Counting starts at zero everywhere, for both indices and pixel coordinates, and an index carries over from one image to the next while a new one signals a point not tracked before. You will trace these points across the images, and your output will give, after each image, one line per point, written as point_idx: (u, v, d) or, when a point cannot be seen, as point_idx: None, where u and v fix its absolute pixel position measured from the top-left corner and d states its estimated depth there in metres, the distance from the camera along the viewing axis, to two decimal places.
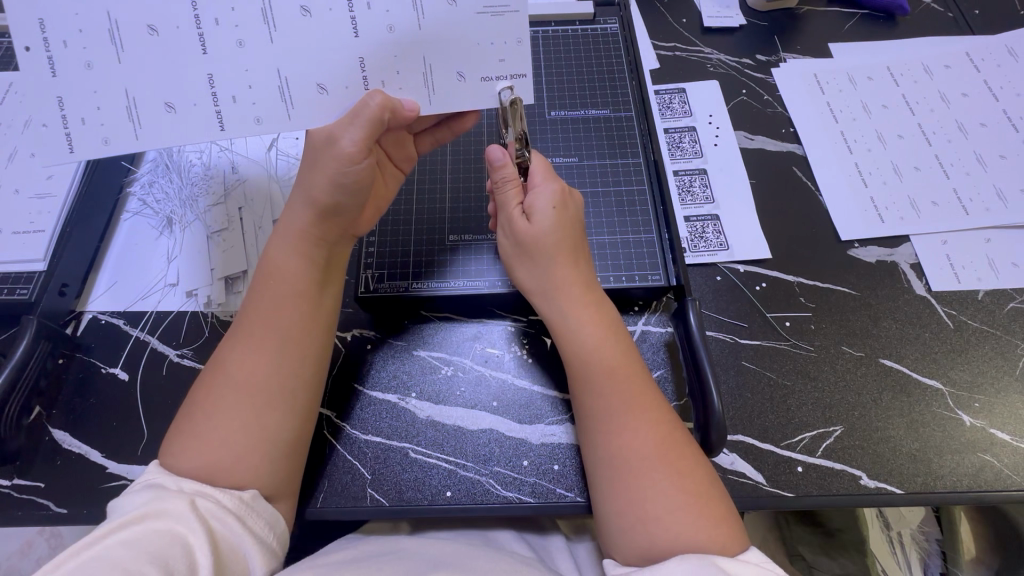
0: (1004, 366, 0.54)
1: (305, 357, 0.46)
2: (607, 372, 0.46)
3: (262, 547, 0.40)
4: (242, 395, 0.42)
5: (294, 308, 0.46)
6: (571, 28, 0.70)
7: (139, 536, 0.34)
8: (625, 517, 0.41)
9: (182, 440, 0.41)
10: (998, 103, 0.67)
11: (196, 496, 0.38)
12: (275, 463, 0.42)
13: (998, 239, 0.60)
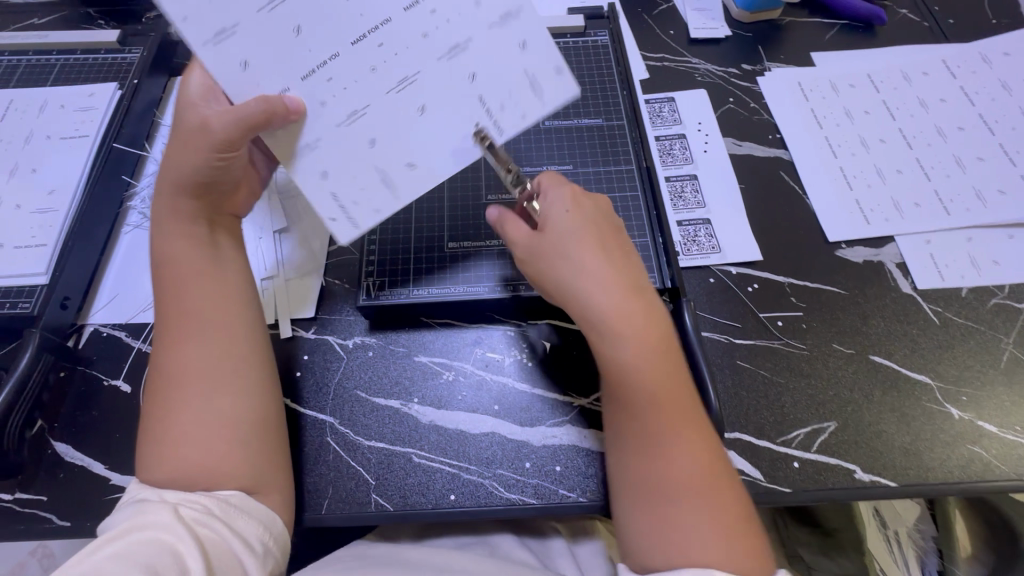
0: (988, 360, 0.56)
1: (240, 344, 0.46)
2: (650, 393, 0.43)
3: (261, 550, 0.41)
4: (181, 390, 0.43)
5: (199, 295, 0.46)
6: (561, 40, 0.72)
7: (131, 548, 0.35)
8: (658, 545, 0.41)
9: (148, 455, 0.42)
10: (975, 108, 0.69)
11: (186, 505, 0.39)
12: (248, 454, 0.43)
13: (979, 238, 0.62)
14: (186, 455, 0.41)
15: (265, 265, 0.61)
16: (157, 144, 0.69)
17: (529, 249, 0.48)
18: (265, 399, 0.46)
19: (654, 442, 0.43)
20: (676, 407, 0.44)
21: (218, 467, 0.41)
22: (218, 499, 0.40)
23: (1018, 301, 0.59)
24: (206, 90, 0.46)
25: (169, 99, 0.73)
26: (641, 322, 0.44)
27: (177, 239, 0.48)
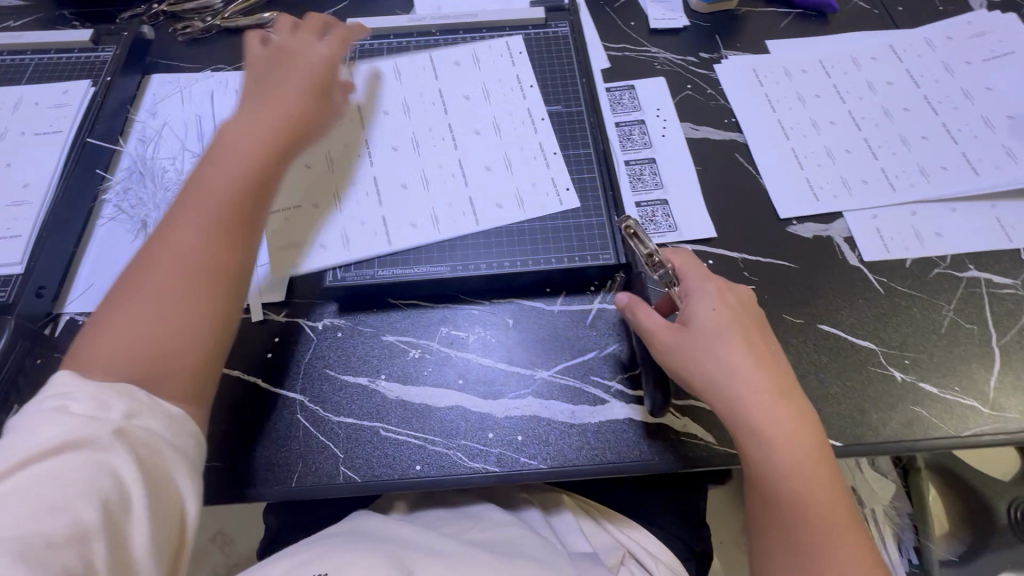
0: (930, 326, 0.59)
1: (211, 262, 0.45)
2: (799, 468, 0.44)
3: (170, 450, 0.39)
4: (149, 291, 0.43)
5: (190, 212, 0.47)
6: (524, 31, 0.75)
7: (60, 472, 0.34)
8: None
9: (96, 345, 0.42)
10: (920, 90, 0.73)
11: (45, 442, 0.35)
12: (190, 374, 0.43)
13: (923, 212, 0.65)
14: (135, 353, 0.42)
15: None
16: (131, 138, 0.71)
17: (663, 325, 0.50)
18: (227, 327, 0.46)
19: (810, 497, 0.44)
20: (826, 475, 0.45)
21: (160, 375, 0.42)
22: (104, 417, 0.37)
23: (958, 270, 0.62)
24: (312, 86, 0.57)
25: (142, 96, 0.75)
26: (796, 413, 0.46)
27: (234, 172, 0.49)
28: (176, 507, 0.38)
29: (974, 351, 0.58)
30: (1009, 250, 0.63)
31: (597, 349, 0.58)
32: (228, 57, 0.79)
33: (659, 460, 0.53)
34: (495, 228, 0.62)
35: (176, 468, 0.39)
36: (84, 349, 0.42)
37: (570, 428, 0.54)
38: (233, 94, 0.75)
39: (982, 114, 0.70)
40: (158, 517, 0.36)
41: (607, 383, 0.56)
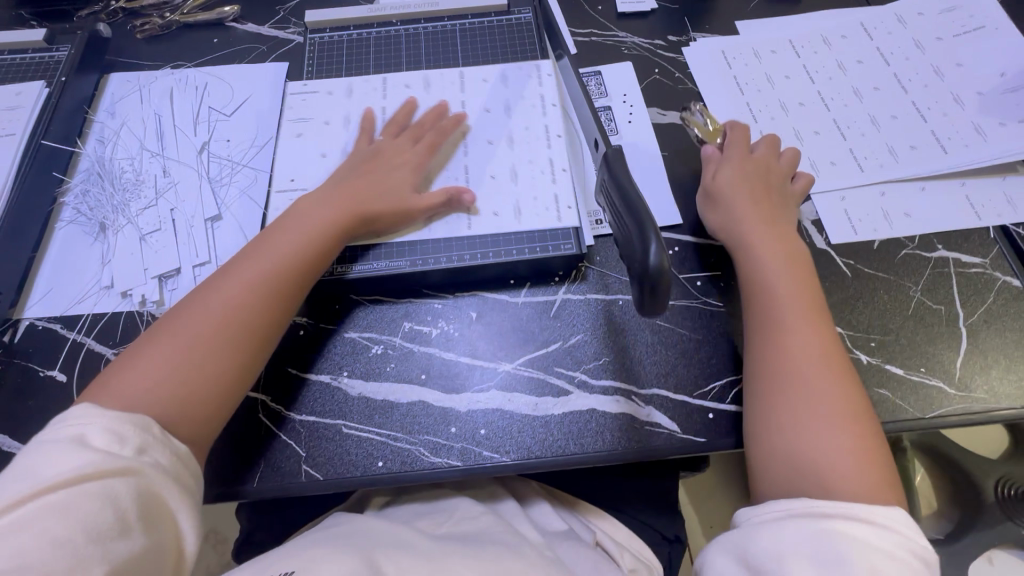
0: (897, 308, 0.58)
1: (256, 328, 0.51)
2: (808, 378, 0.49)
3: (175, 485, 0.42)
4: (192, 340, 0.48)
5: (253, 270, 0.52)
6: (487, 18, 0.75)
7: (70, 505, 0.37)
8: (803, 481, 0.45)
9: (125, 377, 0.46)
10: (890, 68, 0.71)
11: (60, 474, 0.38)
12: (197, 420, 0.46)
13: (892, 192, 0.64)
14: (152, 389, 0.45)
15: (196, 250, 0.62)
16: (90, 139, 0.70)
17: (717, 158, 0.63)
18: (243, 383, 0.50)
19: (822, 407, 0.48)
20: (846, 395, 0.48)
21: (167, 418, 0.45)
22: (118, 452, 0.40)
23: (927, 250, 0.61)
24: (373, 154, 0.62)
25: (101, 95, 0.73)
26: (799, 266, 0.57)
27: (289, 241, 0.55)
28: (172, 539, 0.41)
29: (941, 331, 0.57)
30: (978, 229, 0.62)
31: (561, 340, 0.58)
32: (187, 53, 0.77)
33: (623, 450, 0.53)
34: (456, 221, 0.61)
35: (177, 503, 0.42)
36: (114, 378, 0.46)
37: (534, 419, 0.54)
38: (192, 92, 0.73)
39: (952, 90, 0.69)
40: (153, 548, 0.40)
41: (571, 374, 0.56)
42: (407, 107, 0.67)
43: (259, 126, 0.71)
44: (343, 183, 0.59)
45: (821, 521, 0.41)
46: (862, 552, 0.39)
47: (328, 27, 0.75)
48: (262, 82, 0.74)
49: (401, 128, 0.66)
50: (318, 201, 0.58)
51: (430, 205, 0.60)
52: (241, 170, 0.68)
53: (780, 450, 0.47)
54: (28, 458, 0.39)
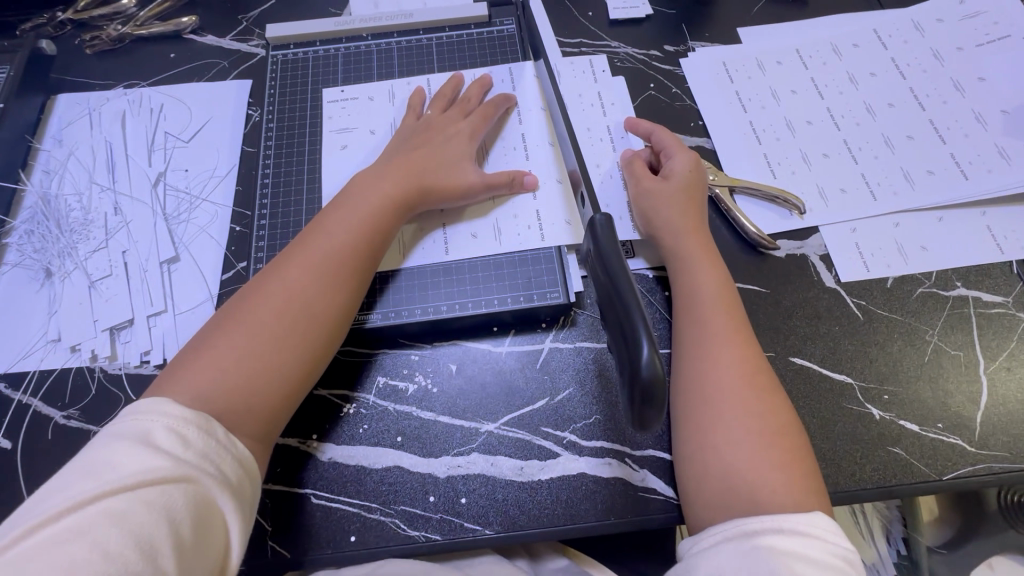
0: (912, 354, 0.54)
1: (319, 311, 0.48)
2: (727, 391, 0.46)
3: (231, 497, 0.40)
4: (252, 328, 0.46)
5: (313, 251, 0.50)
6: (465, 30, 0.69)
7: (121, 515, 0.35)
8: (732, 500, 0.42)
9: (185, 373, 0.44)
10: (906, 81, 0.66)
11: (124, 478, 0.36)
12: (268, 408, 0.45)
13: (907, 223, 0.59)
14: (221, 376, 0.44)
15: (151, 298, 0.57)
16: (35, 172, 0.64)
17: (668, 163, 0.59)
18: (314, 367, 0.48)
19: (743, 420, 0.45)
20: (762, 415, 0.45)
21: (236, 408, 0.43)
22: (181, 454, 0.38)
23: (945, 288, 0.56)
24: (429, 129, 0.60)
25: (47, 121, 0.67)
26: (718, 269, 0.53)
27: (348, 214, 0.53)
28: (217, 559, 0.38)
29: (960, 380, 0.53)
30: (1000, 264, 0.57)
31: (548, 396, 0.53)
32: (141, 70, 0.71)
33: (616, 520, 0.49)
34: (432, 264, 0.58)
35: (234, 516, 0.39)
36: (172, 377, 0.44)
37: (519, 487, 0.50)
38: (146, 116, 0.67)
39: (973, 108, 0.63)
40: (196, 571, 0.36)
41: (559, 435, 0.51)
42: (453, 81, 0.64)
43: (219, 153, 0.65)
44: (401, 157, 0.57)
45: (753, 542, 0.39)
46: (796, 567, 0.37)
47: (293, 42, 0.68)
48: (222, 103, 0.68)
49: (449, 102, 0.63)
50: (377, 175, 0.56)
51: (494, 183, 0.58)
52: (200, 205, 0.62)
53: (707, 470, 0.44)
54: (91, 457, 0.37)
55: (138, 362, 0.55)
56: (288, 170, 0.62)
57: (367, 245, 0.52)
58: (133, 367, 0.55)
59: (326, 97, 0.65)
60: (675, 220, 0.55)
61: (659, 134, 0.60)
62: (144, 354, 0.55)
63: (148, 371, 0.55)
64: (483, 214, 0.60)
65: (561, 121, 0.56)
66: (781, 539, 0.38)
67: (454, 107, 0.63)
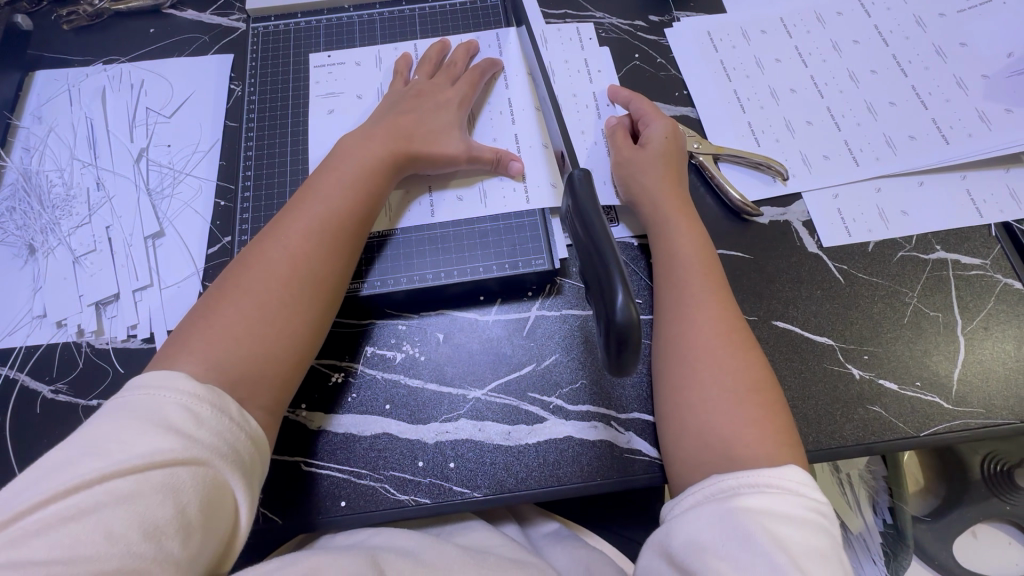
0: (892, 318, 0.55)
1: (318, 276, 0.49)
2: (707, 351, 0.47)
3: (240, 475, 0.41)
4: (255, 294, 0.47)
5: (307, 216, 0.51)
6: (448, 2, 0.68)
7: (128, 496, 0.36)
8: (709, 455, 0.43)
9: (192, 341, 0.45)
10: (888, 48, 0.66)
11: (132, 460, 0.37)
12: (276, 375, 0.46)
13: (889, 188, 0.60)
14: (231, 346, 0.45)
15: (136, 273, 0.57)
16: (15, 149, 0.64)
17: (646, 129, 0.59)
18: (318, 332, 0.49)
19: (720, 376, 0.46)
20: (742, 370, 0.46)
21: (248, 376, 0.45)
22: (189, 436, 0.39)
23: (925, 252, 0.57)
24: (416, 97, 0.60)
25: (26, 98, 0.66)
26: (697, 231, 0.53)
27: (342, 182, 0.53)
28: (229, 528, 0.41)
29: (937, 341, 0.54)
30: (979, 227, 0.58)
31: (535, 362, 0.54)
32: (120, 45, 0.69)
33: (602, 481, 0.50)
34: (418, 233, 0.58)
35: (241, 494, 0.41)
36: (177, 347, 0.45)
37: (506, 452, 0.50)
38: (126, 91, 0.66)
39: (954, 73, 0.64)
40: (207, 542, 0.39)
41: (546, 400, 0.52)
42: (439, 45, 0.64)
43: (202, 128, 0.64)
44: (388, 124, 0.57)
45: (731, 502, 0.38)
46: (773, 527, 0.36)
47: (274, 15, 0.68)
48: (203, 78, 0.67)
49: (435, 67, 0.63)
50: (361, 142, 0.56)
51: (480, 151, 0.58)
52: (184, 180, 0.62)
53: (686, 427, 0.45)
54: (99, 434, 0.39)
55: (125, 336, 0.55)
56: (270, 144, 0.61)
57: (361, 211, 0.53)
58: (121, 341, 0.55)
59: (313, 62, 0.65)
60: (652, 185, 0.55)
61: (638, 102, 0.61)
62: (131, 328, 0.55)
63: (136, 344, 0.55)
64: (470, 179, 0.60)
65: (546, 90, 0.56)
66: (758, 499, 0.38)
67: (440, 72, 0.63)
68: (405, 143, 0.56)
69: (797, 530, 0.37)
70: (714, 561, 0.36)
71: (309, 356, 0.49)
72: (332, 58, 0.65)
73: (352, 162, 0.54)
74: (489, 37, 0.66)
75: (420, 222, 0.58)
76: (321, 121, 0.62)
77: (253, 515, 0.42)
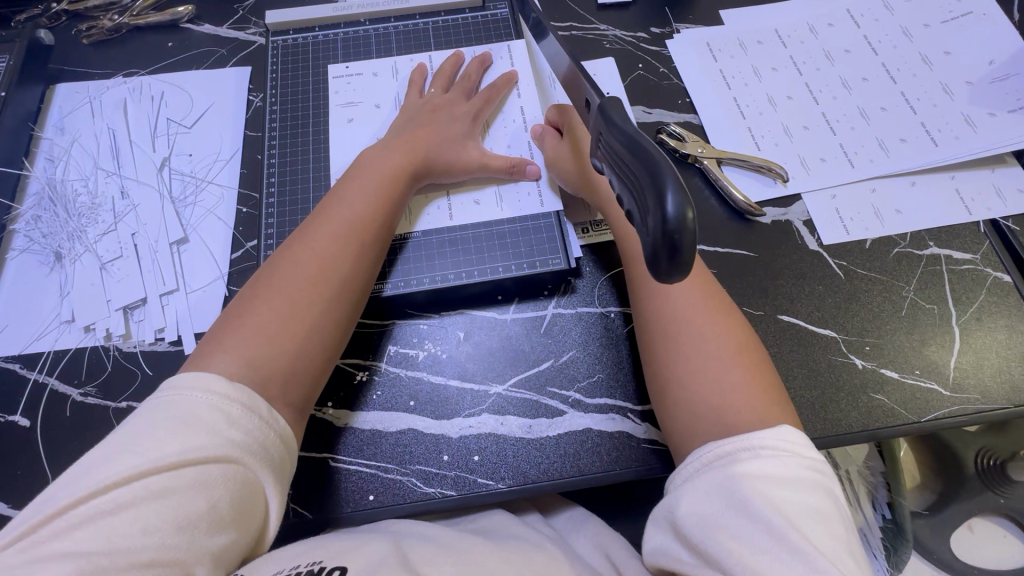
0: (890, 309, 0.58)
1: (346, 279, 0.51)
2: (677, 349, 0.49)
3: (270, 471, 0.43)
4: (287, 296, 0.49)
5: (335, 223, 0.53)
6: (460, 15, 0.71)
7: (159, 494, 0.38)
8: (687, 351, 0.47)
9: (226, 341, 0.46)
10: (878, 58, 0.70)
11: (164, 458, 0.39)
12: (307, 374, 0.48)
13: (883, 188, 0.63)
14: (266, 346, 0.47)
15: (163, 277, 0.59)
16: (39, 159, 0.65)
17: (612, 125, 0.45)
18: (344, 331, 0.51)
19: (688, 287, 0.50)
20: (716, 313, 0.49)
21: (281, 371, 0.47)
22: (222, 434, 0.41)
23: (919, 248, 0.60)
24: (433, 108, 0.63)
25: (48, 110, 0.68)
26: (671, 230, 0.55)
27: (366, 189, 0.55)
28: (260, 523, 0.42)
29: (933, 331, 0.57)
30: (968, 224, 0.61)
31: (553, 358, 0.56)
32: (140, 59, 0.71)
33: (620, 470, 0.52)
34: (437, 235, 0.60)
35: (271, 490, 0.43)
36: (212, 345, 0.46)
37: (527, 444, 0.52)
38: (147, 102, 0.68)
39: (940, 80, 0.67)
40: (239, 538, 0.41)
41: (564, 393, 0.54)
42: (453, 58, 0.67)
43: (223, 138, 0.66)
44: (408, 135, 0.60)
45: (731, 469, 0.39)
46: (774, 492, 0.37)
47: (291, 28, 0.70)
48: (223, 89, 0.69)
49: (450, 80, 0.66)
50: (383, 150, 0.58)
51: (498, 161, 0.60)
52: (206, 188, 0.63)
53: (657, 305, 0.50)
54: (135, 432, 0.40)
55: (153, 339, 0.56)
56: (292, 152, 0.63)
57: (384, 216, 0.55)
58: (149, 343, 0.56)
59: (331, 73, 0.67)
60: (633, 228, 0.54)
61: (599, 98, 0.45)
62: (159, 331, 0.57)
63: (164, 347, 0.56)
64: (485, 184, 0.62)
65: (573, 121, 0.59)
66: (758, 462, 0.39)
67: (454, 86, 0.65)
68: (425, 151, 0.59)
69: (791, 492, 0.37)
70: (723, 539, 0.37)
71: (337, 355, 0.51)
72: (350, 67, 0.68)
73: (373, 169, 0.57)
74: (500, 49, 0.69)
75: (438, 224, 0.60)
76: (339, 129, 0.64)
77: (283, 512, 0.44)
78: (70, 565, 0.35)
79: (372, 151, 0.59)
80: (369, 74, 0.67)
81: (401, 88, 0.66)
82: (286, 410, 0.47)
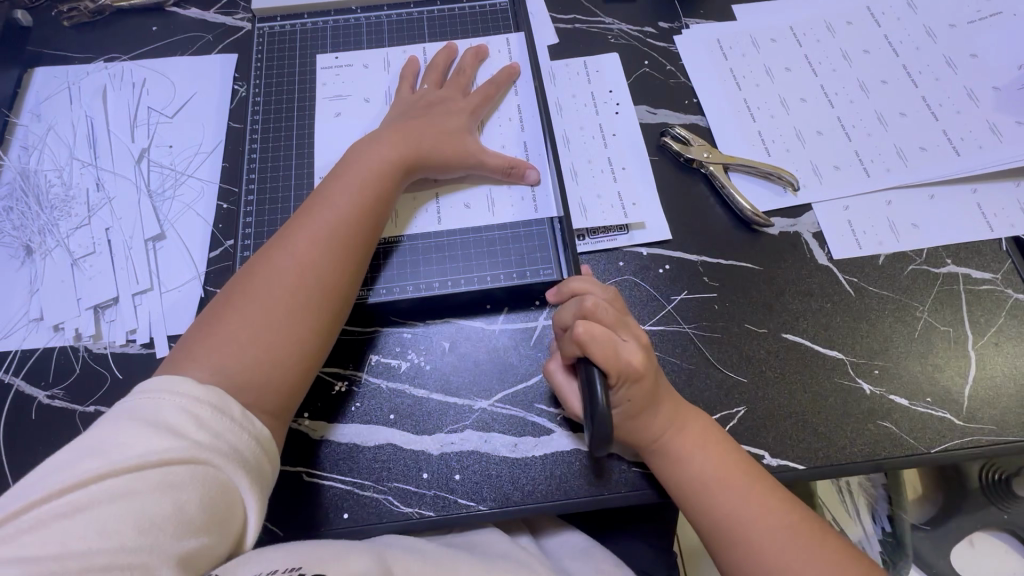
0: (902, 330, 0.54)
1: (328, 283, 0.48)
2: (721, 478, 0.46)
3: (245, 473, 0.40)
4: (265, 303, 0.46)
5: (317, 225, 0.50)
6: (457, 5, 0.68)
7: (120, 496, 0.35)
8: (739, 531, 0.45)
9: (200, 350, 0.44)
10: (898, 59, 0.65)
11: (127, 458, 0.36)
12: (285, 384, 0.46)
13: (899, 201, 0.59)
14: (240, 354, 0.44)
15: (136, 276, 0.56)
16: (13, 146, 0.63)
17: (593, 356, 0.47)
18: (327, 337, 0.48)
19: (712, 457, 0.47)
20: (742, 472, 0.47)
21: (257, 380, 0.44)
22: (190, 436, 0.38)
23: (936, 265, 0.57)
24: (423, 103, 0.59)
25: (24, 95, 0.65)
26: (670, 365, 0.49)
27: (349, 190, 0.52)
28: (236, 530, 0.39)
29: (948, 355, 0.53)
30: (989, 241, 0.58)
31: (542, 372, 0.53)
32: (121, 43, 0.68)
33: (610, 494, 0.49)
34: (424, 239, 0.57)
35: (247, 494, 0.40)
36: (186, 354, 0.44)
37: (513, 464, 0.49)
38: (128, 90, 0.65)
39: (965, 85, 0.63)
40: (211, 542, 0.37)
41: (553, 411, 0.51)
42: (447, 51, 0.63)
43: (204, 129, 0.63)
44: (397, 130, 0.56)
45: None
46: None
47: (279, 14, 0.67)
48: (207, 77, 0.66)
49: (444, 75, 0.63)
50: (371, 144, 0.55)
51: (491, 163, 0.57)
52: (185, 181, 0.60)
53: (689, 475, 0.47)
54: (98, 436, 0.38)
55: (124, 341, 0.54)
56: (275, 147, 0.60)
57: (370, 214, 0.52)
58: (119, 346, 0.53)
59: (319, 62, 0.64)
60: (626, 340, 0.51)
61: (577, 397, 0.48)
62: (130, 333, 0.54)
63: (135, 350, 0.53)
64: (477, 185, 0.59)
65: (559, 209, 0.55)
66: None
67: (448, 81, 0.62)
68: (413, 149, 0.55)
69: None
70: None
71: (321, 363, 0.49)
72: (339, 57, 0.64)
73: (357, 167, 0.53)
74: (498, 42, 0.65)
75: (425, 227, 0.57)
76: (325, 124, 0.61)
77: (262, 519, 0.41)
78: (11, 573, 0.32)
79: (358, 147, 0.55)
80: (359, 64, 0.64)
81: (391, 81, 0.63)
82: (262, 418, 0.44)
